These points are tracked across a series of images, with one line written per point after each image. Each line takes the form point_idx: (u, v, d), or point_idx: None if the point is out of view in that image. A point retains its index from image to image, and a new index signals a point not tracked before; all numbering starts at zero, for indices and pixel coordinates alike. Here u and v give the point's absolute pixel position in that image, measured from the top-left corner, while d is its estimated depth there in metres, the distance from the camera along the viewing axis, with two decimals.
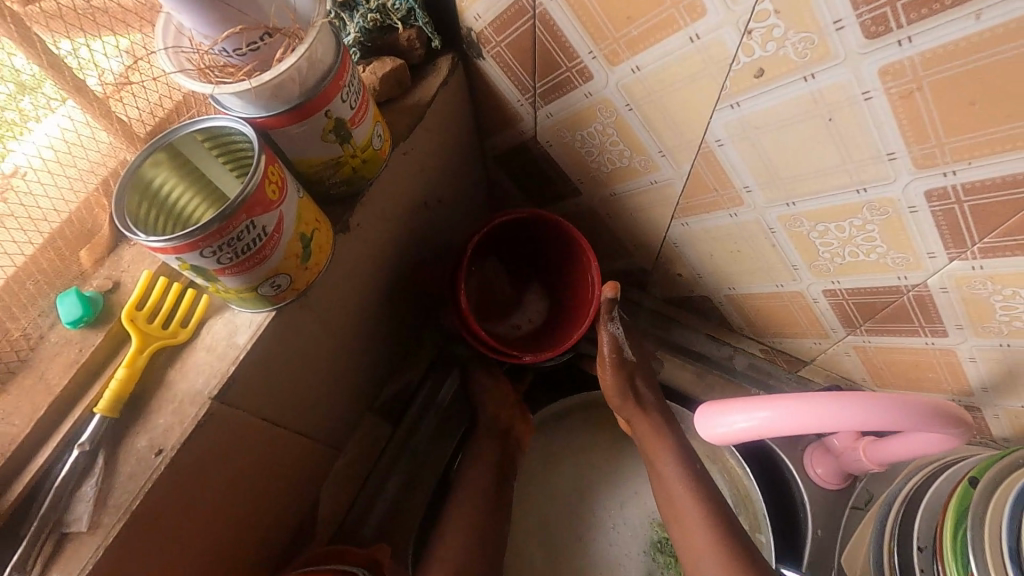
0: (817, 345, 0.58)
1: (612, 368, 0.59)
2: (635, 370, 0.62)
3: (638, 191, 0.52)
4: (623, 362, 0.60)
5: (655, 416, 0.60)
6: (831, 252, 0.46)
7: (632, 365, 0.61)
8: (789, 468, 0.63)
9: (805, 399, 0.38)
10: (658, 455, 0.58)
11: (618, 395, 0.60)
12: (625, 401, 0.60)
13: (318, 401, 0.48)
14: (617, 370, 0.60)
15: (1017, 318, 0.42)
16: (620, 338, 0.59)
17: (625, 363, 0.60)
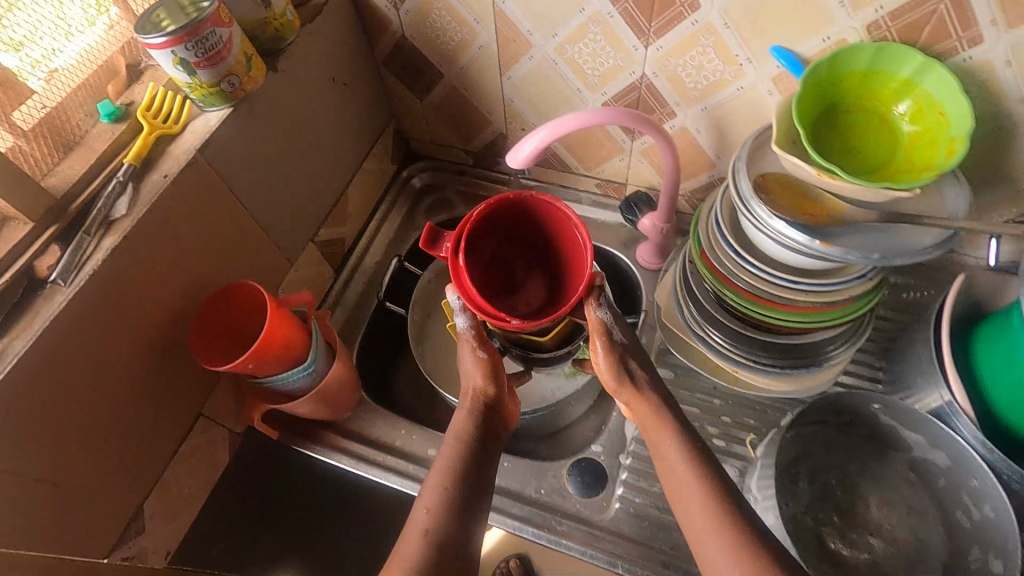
0: (622, 161, 0.84)
1: (603, 350, 0.62)
2: (627, 351, 0.64)
3: (475, 60, 0.78)
4: (613, 343, 0.62)
5: (646, 393, 0.62)
6: (592, 68, 0.72)
7: (622, 349, 0.63)
8: (627, 263, 0.88)
9: (565, 118, 0.64)
10: (658, 433, 0.61)
11: (614, 377, 0.62)
12: (620, 377, 0.62)
13: (270, 206, 0.71)
14: (609, 358, 0.62)
15: (698, 82, 0.68)
16: (610, 325, 0.62)
17: (615, 345, 0.62)
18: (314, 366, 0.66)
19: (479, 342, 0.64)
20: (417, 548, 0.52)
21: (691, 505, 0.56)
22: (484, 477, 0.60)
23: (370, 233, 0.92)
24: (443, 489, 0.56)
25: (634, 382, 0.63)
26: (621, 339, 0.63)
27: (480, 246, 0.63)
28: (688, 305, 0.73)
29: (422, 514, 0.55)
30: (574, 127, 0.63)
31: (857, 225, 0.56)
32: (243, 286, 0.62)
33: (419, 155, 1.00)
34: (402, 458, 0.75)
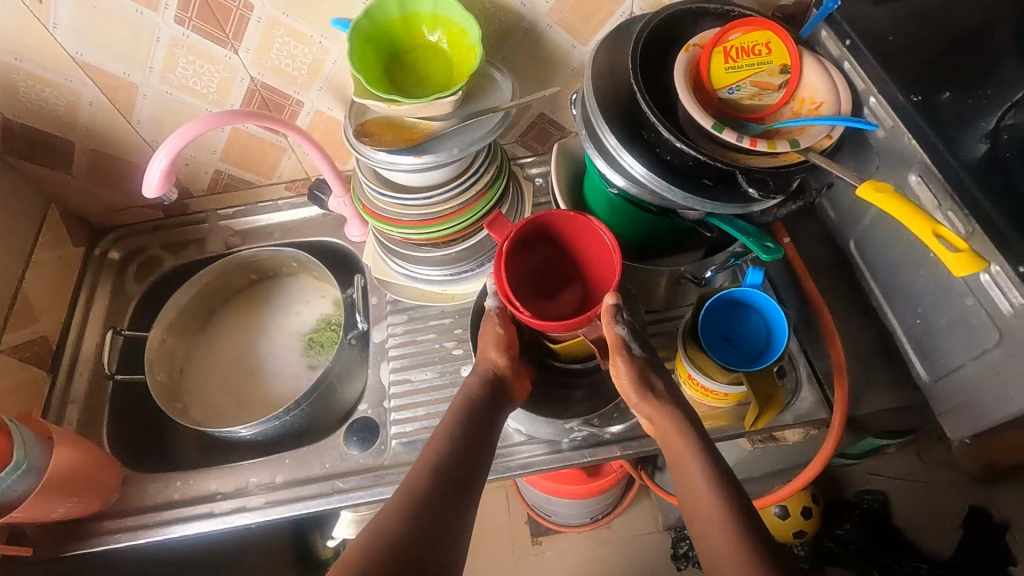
0: (291, 158, 0.90)
1: (625, 365, 0.63)
2: (650, 370, 0.64)
3: (94, 116, 0.79)
4: (633, 360, 0.63)
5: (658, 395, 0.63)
6: (206, 87, 0.77)
7: (644, 365, 0.63)
8: (342, 243, 0.97)
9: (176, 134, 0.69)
10: (680, 446, 0.59)
11: (634, 389, 0.63)
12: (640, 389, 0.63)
13: None
14: (630, 373, 0.63)
15: (301, 67, 0.76)
16: (629, 339, 0.62)
17: (635, 360, 0.63)
18: (28, 465, 0.64)
19: (505, 327, 0.68)
20: (426, 475, 0.52)
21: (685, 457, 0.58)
22: (488, 437, 0.60)
23: (77, 322, 0.88)
24: (451, 438, 0.57)
25: (653, 393, 0.62)
26: (642, 354, 0.64)
27: (539, 248, 0.68)
28: (387, 254, 0.84)
29: (432, 455, 0.55)
30: (186, 142, 0.67)
31: (446, 134, 0.69)
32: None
33: (106, 227, 0.97)
34: (187, 504, 0.76)
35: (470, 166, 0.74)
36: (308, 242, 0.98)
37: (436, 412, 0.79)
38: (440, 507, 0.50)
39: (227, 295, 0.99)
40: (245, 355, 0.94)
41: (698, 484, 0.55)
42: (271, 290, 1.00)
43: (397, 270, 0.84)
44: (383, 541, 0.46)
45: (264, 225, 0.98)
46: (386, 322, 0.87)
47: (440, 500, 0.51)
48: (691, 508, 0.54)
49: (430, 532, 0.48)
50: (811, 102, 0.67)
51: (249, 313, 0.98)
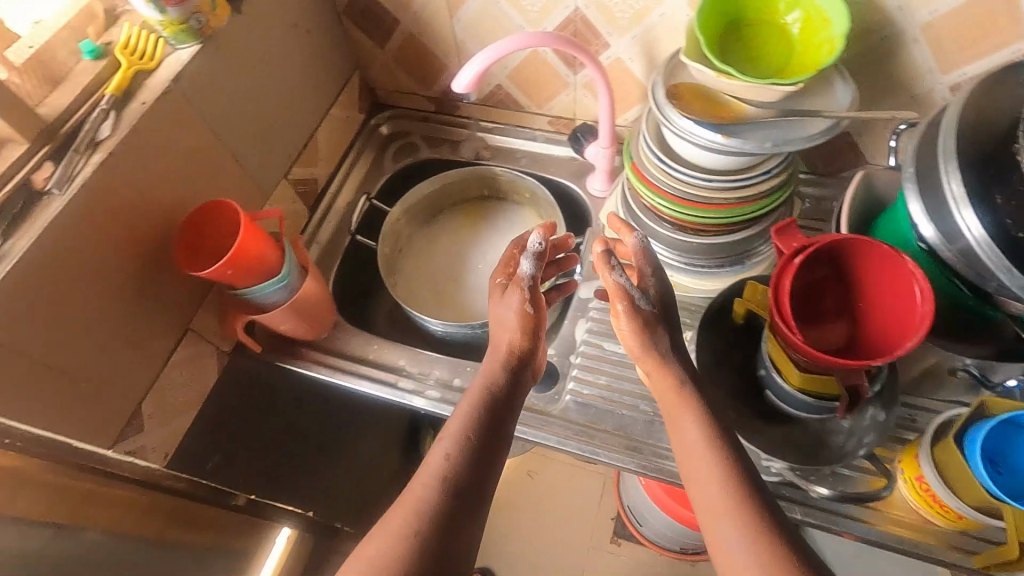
0: (568, 96, 0.90)
1: (625, 315, 0.62)
2: (655, 323, 0.62)
3: (427, 4, 0.85)
4: (639, 309, 0.63)
5: (662, 346, 0.61)
6: (530, 3, 0.79)
7: (648, 317, 0.62)
8: (579, 192, 0.96)
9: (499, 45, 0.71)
10: (680, 408, 0.57)
11: (636, 342, 0.62)
12: (643, 343, 0.62)
13: (243, 141, 0.78)
14: (633, 326, 0.62)
15: (626, 11, 0.75)
16: (629, 291, 0.63)
17: (639, 312, 0.63)
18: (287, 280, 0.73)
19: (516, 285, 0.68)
20: (431, 490, 0.49)
21: (681, 418, 0.57)
22: (503, 425, 0.57)
23: (340, 176, 0.99)
24: (465, 440, 0.53)
25: (658, 348, 0.61)
26: (649, 308, 0.64)
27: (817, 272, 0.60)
28: (629, 221, 0.82)
29: (440, 459, 0.52)
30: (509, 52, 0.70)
31: (757, 122, 0.64)
32: (227, 203, 0.69)
33: (385, 103, 1.06)
34: (376, 367, 0.84)
35: (760, 164, 0.69)
36: (547, 179, 0.99)
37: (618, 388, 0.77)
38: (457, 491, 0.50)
39: (457, 199, 1.04)
40: (456, 259, 1.00)
41: (691, 445, 0.54)
42: (497, 210, 1.04)
43: (630, 237, 0.82)
44: (416, 543, 0.46)
45: (513, 150, 1.01)
46: (596, 282, 0.86)
47: (468, 478, 0.51)
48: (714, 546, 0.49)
49: (451, 511, 0.48)
50: None
51: (471, 224, 1.03)
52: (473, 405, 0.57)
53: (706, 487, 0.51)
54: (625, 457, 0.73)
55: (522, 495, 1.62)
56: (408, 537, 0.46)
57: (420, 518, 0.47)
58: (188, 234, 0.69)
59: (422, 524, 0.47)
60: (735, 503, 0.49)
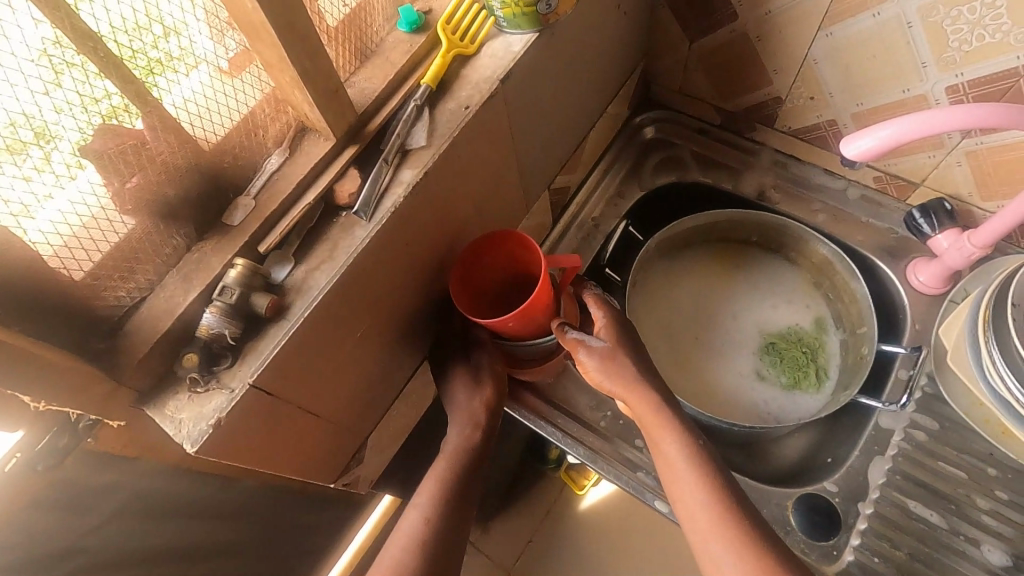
0: (931, 159, 0.68)
1: (592, 357, 0.57)
2: (618, 352, 0.59)
3: (793, 6, 0.63)
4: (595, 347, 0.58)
5: (630, 377, 0.58)
6: (959, 39, 0.57)
7: (610, 350, 0.58)
8: (891, 278, 0.75)
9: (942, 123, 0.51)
10: (656, 428, 0.56)
11: (606, 379, 0.57)
12: (613, 376, 0.57)
13: (531, 147, 0.63)
14: (598, 364, 0.57)
15: None
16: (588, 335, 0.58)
17: (597, 349, 0.58)
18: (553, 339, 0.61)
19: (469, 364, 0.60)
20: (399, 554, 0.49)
21: (661, 438, 0.56)
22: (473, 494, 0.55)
23: (592, 183, 0.83)
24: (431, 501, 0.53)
25: (626, 377, 0.57)
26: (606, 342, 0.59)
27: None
28: (995, 361, 0.60)
29: (416, 521, 0.52)
30: (943, 128, 0.51)
31: None
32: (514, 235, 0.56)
33: (658, 99, 0.87)
34: (607, 440, 0.70)
35: None
36: (847, 246, 0.78)
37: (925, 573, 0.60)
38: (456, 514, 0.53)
39: (715, 237, 0.85)
40: (701, 312, 0.82)
41: (674, 464, 0.54)
42: (758, 261, 0.84)
43: (987, 379, 0.61)
44: (432, 535, 0.51)
45: (807, 199, 0.80)
46: (907, 412, 0.67)
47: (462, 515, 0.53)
48: None
49: (456, 521, 0.52)
50: None
51: (723, 270, 0.84)
52: (454, 438, 0.58)
53: (691, 503, 0.53)
54: None
55: None
56: (417, 549, 0.50)
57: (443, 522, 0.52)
58: (462, 267, 0.57)
59: (425, 538, 0.51)
60: (718, 523, 0.51)
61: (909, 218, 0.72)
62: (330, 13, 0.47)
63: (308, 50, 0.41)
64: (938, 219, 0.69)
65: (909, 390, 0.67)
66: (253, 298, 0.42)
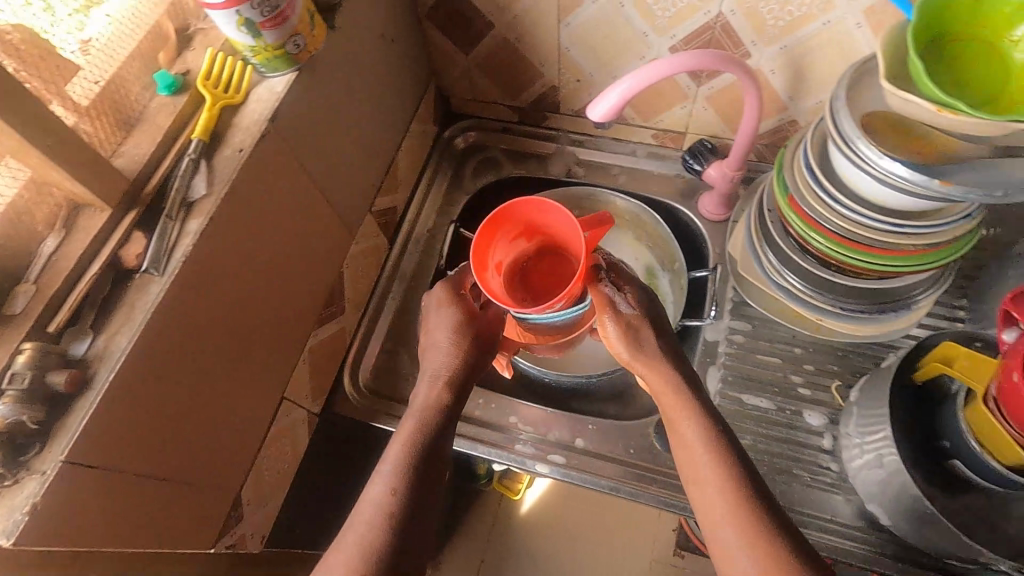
0: (684, 109, 0.80)
1: (614, 325, 0.58)
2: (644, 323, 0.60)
3: (532, 6, 0.73)
4: (619, 315, 0.59)
5: (653, 350, 0.59)
6: (662, 8, 0.68)
7: (636, 318, 0.59)
8: (688, 215, 0.87)
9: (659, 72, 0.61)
10: (675, 409, 0.57)
11: (627, 349, 0.59)
12: (635, 350, 0.59)
13: (333, 175, 0.67)
14: (620, 332, 0.59)
15: (780, 19, 0.65)
16: (618, 300, 0.59)
17: (624, 316, 0.59)
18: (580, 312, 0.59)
19: (462, 306, 0.61)
20: (377, 523, 0.49)
21: (680, 422, 0.56)
22: (441, 447, 0.56)
23: (419, 198, 0.89)
24: (407, 465, 0.52)
25: (645, 352, 0.58)
26: (634, 309, 0.59)
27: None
28: (770, 259, 0.73)
29: (385, 491, 0.51)
30: (659, 78, 0.60)
31: (969, 160, 0.53)
32: (549, 202, 0.58)
33: (460, 112, 0.95)
34: (483, 426, 0.74)
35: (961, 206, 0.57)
36: (649, 198, 0.89)
37: (768, 452, 0.69)
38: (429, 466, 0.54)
39: (543, 219, 0.93)
40: None
41: (693, 447, 0.55)
42: None
43: (770, 275, 0.73)
44: (399, 505, 0.50)
45: (608, 166, 0.90)
46: (724, 322, 0.77)
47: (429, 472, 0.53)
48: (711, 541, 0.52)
49: (423, 483, 0.52)
50: None
51: None
52: (423, 396, 0.58)
53: (705, 486, 0.53)
54: None
55: None
56: (384, 521, 0.49)
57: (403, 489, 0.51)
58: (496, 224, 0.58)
59: (393, 509, 0.50)
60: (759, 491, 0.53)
61: (684, 162, 0.82)
62: (79, 91, 0.49)
63: (50, 128, 0.42)
64: (703, 156, 0.80)
65: (719, 302, 0.78)
66: (48, 377, 0.42)
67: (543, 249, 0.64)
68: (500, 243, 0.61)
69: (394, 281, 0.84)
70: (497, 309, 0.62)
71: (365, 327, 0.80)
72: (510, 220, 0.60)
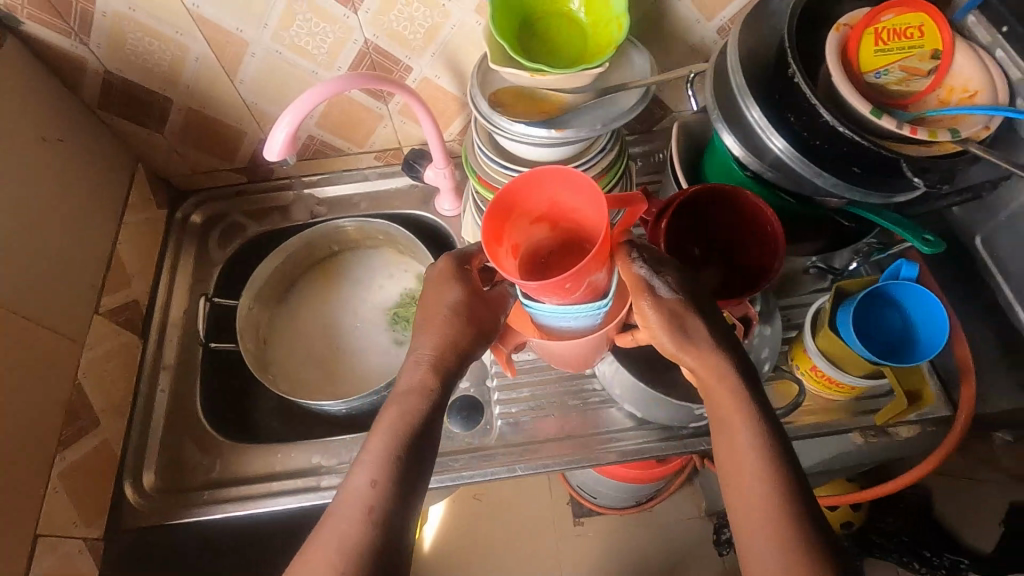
0: (386, 127, 0.87)
1: (653, 311, 0.52)
2: (686, 314, 0.52)
3: (197, 73, 0.75)
4: (659, 300, 0.52)
5: (698, 338, 0.51)
6: (315, 48, 0.74)
7: (683, 307, 0.52)
8: (433, 218, 0.94)
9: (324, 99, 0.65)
10: (734, 415, 0.49)
11: (672, 340, 0.51)
12: (677, 339, 0.51)
13: (23, 289, 0.64)
14: (660, 322, 0.51)
15: (418, 32, 0.74)
16: (651, 279, 0.52)
17: (664, 302, 0.52)
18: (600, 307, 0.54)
19: (464, 280, 0.58)
20: (356, 524, 0.45)
21: (735, 425, 0.49)
22: (425, 452, 0.50)
23: (166, 282, 0.86)
24: (388, 457, 0.48)
25: (691, 340, 0.51)
26: (676, 295, 0.52)
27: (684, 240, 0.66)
28: None
29: (365, 485, 0.47)
30: (316, 104, 0.64)
31: (581, 109, 0.66)
32: (568, 170, 0.51)
33: (186, 190, 0.93)
34: (285, 476, 0.74)
35: (594, 144, 0.72)
36: (394, 213, 0.95)
37: (544, 395, 0.77)
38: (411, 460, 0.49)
39: (308, 262, 0.96)
40: (330, 326, 0.93)
41: (746, 450, 0.48)
42: (352, 263, 0.98)
43: None
44: (386, 494, 0.47)
45: (348, 196, 0.95)
46: None
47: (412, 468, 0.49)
48: (732, 482, 0.49)
49: (412, 462, 0.49)
50: (962, 90, 0.65)
51: (330, 285, 0.96)
52: (406, 385, 0.53)
53: (747, 489, 0.47)
54: (576, 458, 0.73)
55: (479, 522, 1.60)
56: (363, 516, 0.45)
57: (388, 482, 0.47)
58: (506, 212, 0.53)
59: (375, 503, 0.46)
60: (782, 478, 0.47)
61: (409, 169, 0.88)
62: None
63: None
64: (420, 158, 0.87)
65: None
66: None
67: (564, 242, 0.57)
68: (518, 228, 0.55)
69: (155, 376, 0.80)
70: (504, 291, 0.60)
71: (137, 433, 0.76)
72: (531, 202, 0.54)
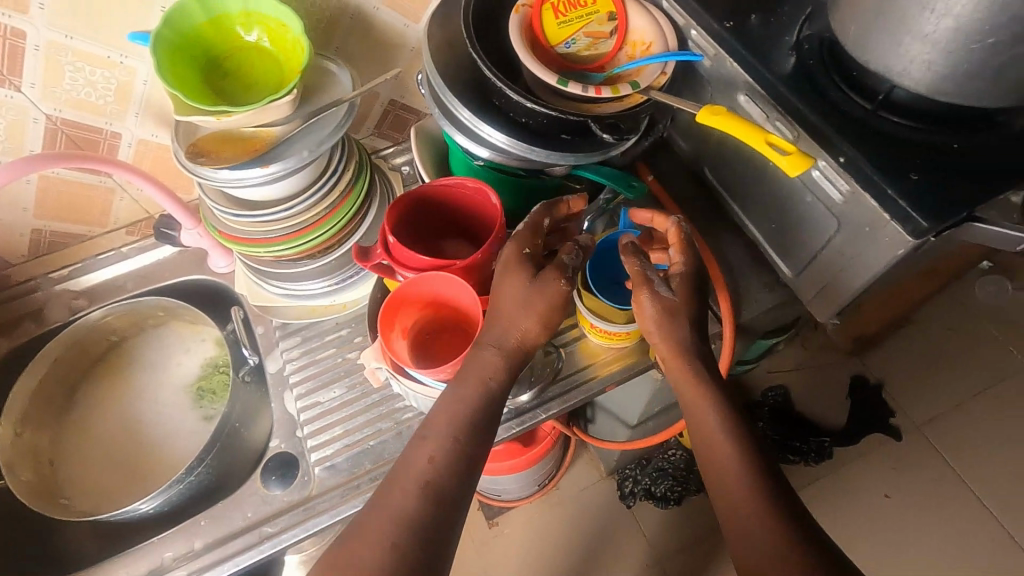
0: (121, 198, 0.82)
1: (651, 303, 0.62)
2: (682, 309, 0.62)
3: None
4: (659, 297, 0.62)
5: (687, 346, 0.62)
6: None
7: (674, 304, 0.62)
8: (211, 279, 0.88)
9: None
10: (697, 399, 0.61)
11: (655, 328, 0.62)
12: (665, 331, 0.62)
13: None
14: (656, 318, 0.62)
15: (105, 94, 0.68)
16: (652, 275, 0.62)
17: (659, 298, 0.62)
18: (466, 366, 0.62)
19: (524, 263, 0.57)
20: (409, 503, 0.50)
21: (698, 404, 0.61)
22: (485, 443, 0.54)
23: None
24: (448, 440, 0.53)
25: (676, 336, 0.61)
26: (672, 295, 0.62)
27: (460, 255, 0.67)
28: (262, 277, 0.79)
29: (429, 459, 0.52)
30: None
31: (291, 138, 0.64)
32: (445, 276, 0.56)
33: None
34: None
35: (326, 166, 0.70)
36: (167, 285, 0.88)
37: (354, 427, 0.75)
38: (492, 396, 0.56)
39: (88, 363, 0.87)
40: (128, 422, 0.85)
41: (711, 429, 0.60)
42: (139, 348, 0.89)
43: (269, 288, 0.79)
44: (440, 471, 0.51)
45: (111, 280, 0.87)
46: (278, 351, 0.81)
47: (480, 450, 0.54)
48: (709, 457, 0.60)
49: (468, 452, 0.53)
50: (641, 43, 0.71)
51: (118, 377, 0.87)
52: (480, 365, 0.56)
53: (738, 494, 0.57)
54: None
55: None
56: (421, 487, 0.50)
57: (458, 421, 0.54)
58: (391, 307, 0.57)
59: (433, 477, 0.51)
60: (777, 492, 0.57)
61: (163, 234, 0.82)
62: None
63: None
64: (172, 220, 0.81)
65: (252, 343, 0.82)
66: None
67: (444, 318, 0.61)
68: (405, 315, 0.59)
69: None
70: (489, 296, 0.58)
71: None
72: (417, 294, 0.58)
